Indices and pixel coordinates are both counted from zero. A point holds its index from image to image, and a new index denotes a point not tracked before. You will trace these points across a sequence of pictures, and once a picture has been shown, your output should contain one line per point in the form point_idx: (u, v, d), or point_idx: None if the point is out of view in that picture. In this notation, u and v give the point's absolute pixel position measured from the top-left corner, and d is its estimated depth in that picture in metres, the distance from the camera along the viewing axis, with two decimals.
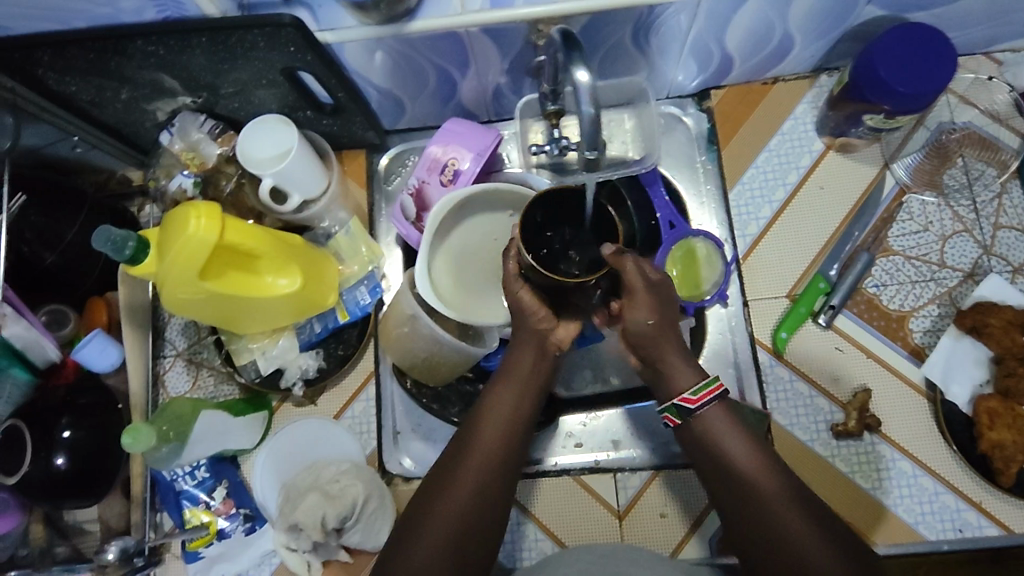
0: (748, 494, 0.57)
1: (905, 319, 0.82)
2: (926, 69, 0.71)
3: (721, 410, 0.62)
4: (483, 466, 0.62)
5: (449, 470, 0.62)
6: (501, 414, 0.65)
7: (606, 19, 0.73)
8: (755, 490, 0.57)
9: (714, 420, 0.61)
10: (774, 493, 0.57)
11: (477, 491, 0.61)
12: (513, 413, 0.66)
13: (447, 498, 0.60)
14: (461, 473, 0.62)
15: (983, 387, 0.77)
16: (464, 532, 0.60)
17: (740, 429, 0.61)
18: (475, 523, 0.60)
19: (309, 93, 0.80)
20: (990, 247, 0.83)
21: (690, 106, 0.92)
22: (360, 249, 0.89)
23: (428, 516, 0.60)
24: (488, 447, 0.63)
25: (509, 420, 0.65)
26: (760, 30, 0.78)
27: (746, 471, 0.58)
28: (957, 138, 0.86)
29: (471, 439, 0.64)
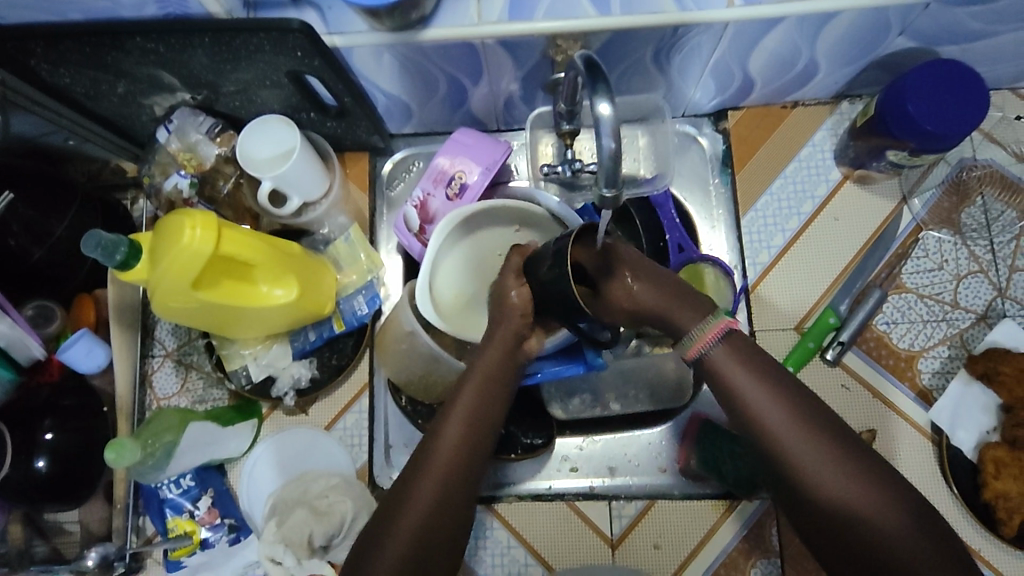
0: (767, 433, 0.52)
1: (914, 359, 0.80)
2: (955, 110, 0.68)
3: (728, 348, 0.54)
4: (438, 486, 0.59)
5: (405, 488, 0.59)
6: (459, 425, 0.61)
7: (628, 38, 0.70)
8: (770, 430, 0.52)
9: (721, 358, 0.54)
10: (783, 432, 0.51)
11: (433, 512, 0.58)
12: (474, 419, 0.62)
13: (403, 520, 0.58)
14: (416, 492, 0.59)
15: (989, 434, 0.76)
16: (424, 551, 0.58)
17: (750, 365, 0.54)
18: (433, 542, 0.58)
19: (314, 96, 0.77)
20: (1004, 289, 0.81)
21: (706, 126, 0.89)
22: (359, 257, 0.86)
23: (383, 539, 0.58)
24: (445, 462, 0.59)
25: (470, 430, 0.61)
26: (786, 55, 0.76)
27: (763, 406, 0.52)
28: (979, 175, 0.84)
29: (428, 454, 0.60)
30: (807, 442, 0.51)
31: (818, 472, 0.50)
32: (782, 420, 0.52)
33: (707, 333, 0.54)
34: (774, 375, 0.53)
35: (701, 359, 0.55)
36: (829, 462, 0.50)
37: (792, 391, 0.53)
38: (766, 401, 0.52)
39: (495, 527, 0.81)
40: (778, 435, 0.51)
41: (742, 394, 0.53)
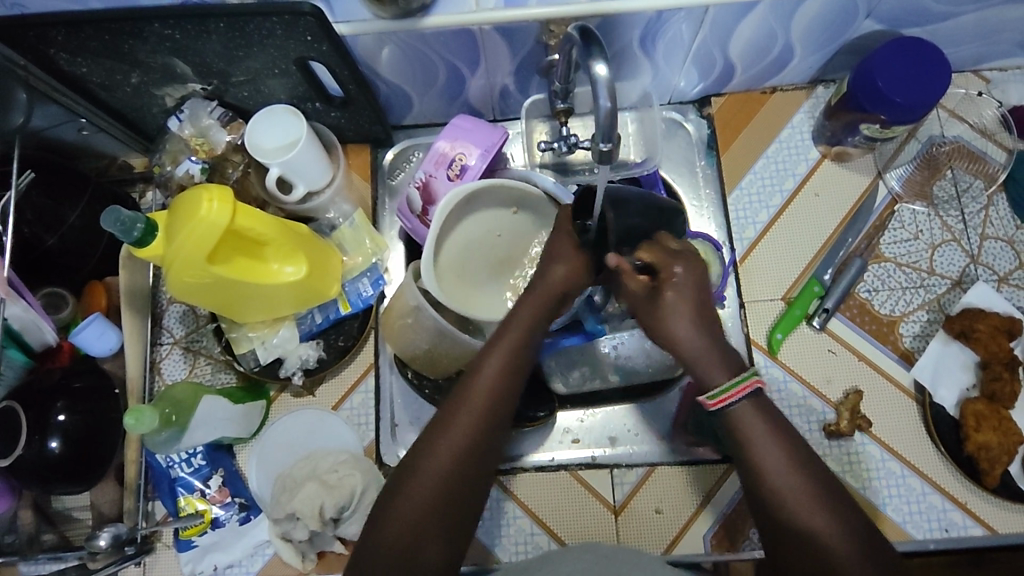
0: (779, 490, 0.55)
1: (896, 324, 0.84)
2: (920, 82, 0.74)
3: (753, 408, 0.58)
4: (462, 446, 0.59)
5: (433, 435, 0.60)
6: (494, 378, 0.62)
7: (616, 23, 0.75)
8: (780, 489, 0.55)
9: (744, 412, 0.58)
10: (795, 495, 0.55)
11: (452, 473, 0.58)
12: (498, 383, 0.62)
13: (431, 464, 0.58)
14: (445, 439, 0.59)
15: (969, 391, 0.80)
16: (452, 494, 0.58)
17: (770, 423, 0.58)
18: (463, 486, 0.59)
19: (320, 84, 0.81)
20: (977, 256, 0.86)
21: (691, 113, 0.94)
22: (364, 242, 0.89)
23: (410, 481, 0.58)
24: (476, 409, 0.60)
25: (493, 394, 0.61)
26: (763, 40, 0.81)
27: (779, 470, 0.56)
28: (947, 150, 0.89)
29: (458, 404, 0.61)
30: (814, 508, 0.54)
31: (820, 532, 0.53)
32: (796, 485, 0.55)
33: (733, 392, 0.58)
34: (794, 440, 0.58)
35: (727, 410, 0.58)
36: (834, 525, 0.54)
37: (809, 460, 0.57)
38: (782, 456, 0.56)
39: (501, 499, 0.84)
40: (788, 493, 0.55)
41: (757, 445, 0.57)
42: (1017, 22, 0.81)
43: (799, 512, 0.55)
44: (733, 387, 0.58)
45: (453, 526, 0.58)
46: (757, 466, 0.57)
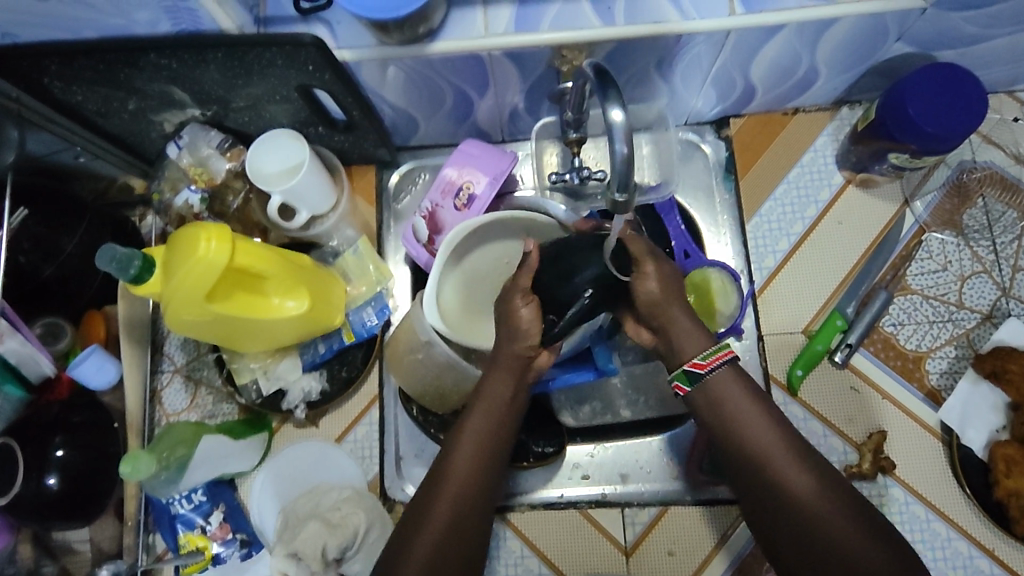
0: (758, 453, 0.57)
1: (922, 359, 0.81)
2: (955, 110, 0.70)
3: (730, 375, 0.60)
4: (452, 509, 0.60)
5: (420, 509, 0.60)
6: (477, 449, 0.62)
7: (631, 47, 0.71)
8: (759, 448, 0.57)
9: (722, 379, 0.60)
10: (769, 450, 0.57)
11: (447, 536, 0.59)
12: (484, 446, 0.62)
13: (426, 529, 0.59)
14: (430, 517, 0.59)
15: (999, 433, 0.76)
16: (444, 568, 0.58)
17: (743, 389, 0.60)
18: (456, 545, 0.59)
19: (323, 110, 0.78)
20: (1009, 288, 0.82)
21: (708, 134, 0.91)
22: (367, 269, 0.86)
23: (410, 544, 0.58)
24: (457, 483, 0.60)
25: (479, 457, 0.62)
26: (786, 62, 0.77)
27: (755, 427, 0.58)
28: (979, 177, 0.85)
29: (442, 478, 0.61)
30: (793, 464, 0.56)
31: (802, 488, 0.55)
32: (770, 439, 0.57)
33: (711, 359, 0.59)
34: (770, 408, 0.59)
35: (706, 376, 0.59)
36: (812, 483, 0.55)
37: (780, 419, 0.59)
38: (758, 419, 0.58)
39: (509, 537, 0.81)
40: (765, 451, 0.57)
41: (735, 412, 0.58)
42: None
43: (781, 474, 0.56)
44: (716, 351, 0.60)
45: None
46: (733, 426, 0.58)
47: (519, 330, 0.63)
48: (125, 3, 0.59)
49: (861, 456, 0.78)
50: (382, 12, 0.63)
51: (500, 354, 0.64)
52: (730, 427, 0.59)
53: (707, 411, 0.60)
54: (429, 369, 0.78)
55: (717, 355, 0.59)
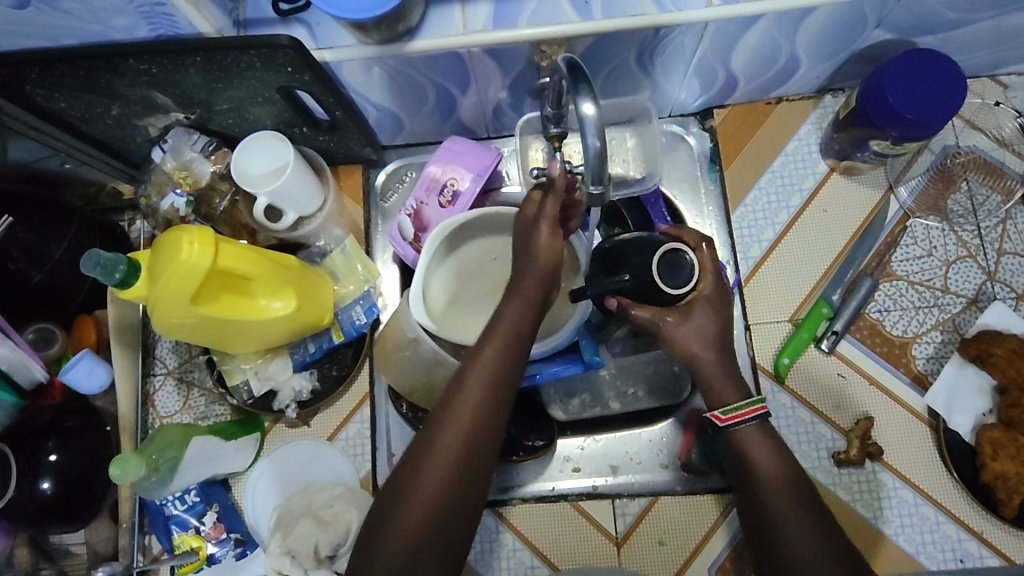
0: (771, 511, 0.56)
1: (908, 345, 0.81)
2: (934, 96, 0.70)
3: (758, 431, 0.58)
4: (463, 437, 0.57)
5: (430, 435, 0.57)
6: (483, 394, 0.58)
7: (609, 41, 0.71)
8: (774, 507, 0.55)
9: (749, 434, 0.58)
10: (783, 510, 0.55)
11: (457, 467, 0.56)
12: (500, 373, 0.59)
13: (437, 457, 0.56)
14: (438, 447, 0.57)
15: (986, 417, 0.77)
16: (441, 525, 0.56)
17: (771, 447, 0.58)
18: (466, 478, 0.57)
19: (306, 110, 0.78)
20: (994, 273, 0.82)
21: (692, 125, 0.91)
22: (355, 268, 0.87)
23: (420, 471, 0.56)
24: (469, 416, 0.57)
25: (494, 383, 0.58)
26: (767, 52, 0.77)
27: (775, 484, 0.56)
28: (962, 162, 0.86)
29: (452, 402, 0.58)
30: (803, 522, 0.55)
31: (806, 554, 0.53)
32: (786, 499, 0.55)
33: (742, 411, 0.58)
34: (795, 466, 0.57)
35: (733, 427, 0.58)
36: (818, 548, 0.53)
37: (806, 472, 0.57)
38: (784, 475, 0.57)
39: (501, 531, 0.82)
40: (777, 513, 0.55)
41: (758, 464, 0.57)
42: None
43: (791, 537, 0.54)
44: (744, 407, 0.58)
45: (460, 513, 0.57)
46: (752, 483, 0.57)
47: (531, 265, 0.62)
48: (101, 9, 0.59)
49: (849, 442, 0.78)
50: (359, 12, 0.63)
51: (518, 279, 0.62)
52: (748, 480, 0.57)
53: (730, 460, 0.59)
54: (419, 365, 0.78)
55: (742, 411, 0.58)
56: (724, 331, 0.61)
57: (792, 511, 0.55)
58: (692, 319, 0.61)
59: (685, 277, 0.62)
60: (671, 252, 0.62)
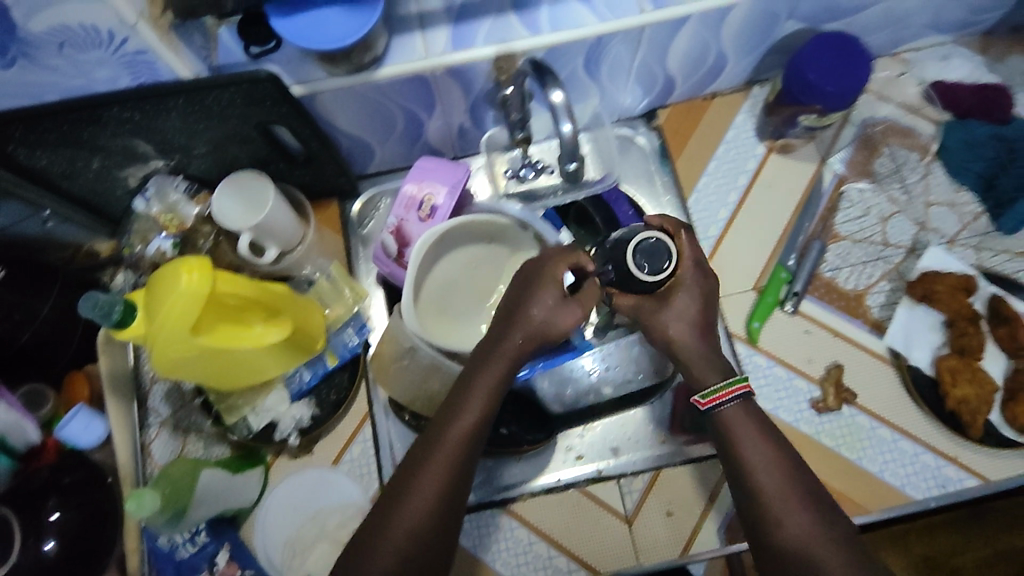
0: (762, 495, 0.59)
1: (862, 296, 0.88)
2: (847, 69, 0.79)
3: (742, 410, 0.63)
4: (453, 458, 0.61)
5: (421, 457, 0.62)
6: (462, 430, 0.62)
7: (558, 53, 0.79)
8: (762, 490, 0.59)
9: (732, 415, 0.63)
10: (773, 491, 0.58)
11: (447, 486, 0.60)
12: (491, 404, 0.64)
13: (427, 475, 0.60)
14: (428, 467, 0.61)
15: (941, 349, 0.84)
16: (418, 562, 0.57)
17: (757, 427, 0.62)
18: (452, 498, 0.60)
19: (282, 146, 0.83)
20: (925, 222, 0.91)
21: (641, 126, 0.99)
22: (343, 293, 0.90)
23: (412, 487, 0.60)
24: (460, 437, 0.62)
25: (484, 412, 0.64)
26: (697, 51, 0.86)
27: (761, 466, 0.60)
28: (882, 129, 0.96)
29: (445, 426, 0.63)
30: (791, 500, 0.57)
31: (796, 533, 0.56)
32: (774, 478, 0.59)
33: (721, 394, 0.63)
34: (778, 440, 0.62)
35: (717, 410, 0.63)
36: (806, 525, 0.56)
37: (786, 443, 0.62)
38: (763, 455, 0.60)
39: (515, 527, 0.84)
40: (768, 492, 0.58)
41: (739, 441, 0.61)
42: (920, 7, 0.88)
43: (781, 518, 0.57)
44: (722, 389, 0.63)
45: (445, 533, 0.59)
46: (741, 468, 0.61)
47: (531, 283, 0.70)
48: (85, 63, 0.63)
49: (827, 391, 0.84)
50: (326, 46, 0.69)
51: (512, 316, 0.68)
52: (737, 465, 0.61)
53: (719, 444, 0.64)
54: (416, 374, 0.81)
55: (722, 393, 0.63)
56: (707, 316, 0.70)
57: (782, 491, 0.58)
58: (674, 303, 0.70)
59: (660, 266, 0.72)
60: (650, 242, 0.73)
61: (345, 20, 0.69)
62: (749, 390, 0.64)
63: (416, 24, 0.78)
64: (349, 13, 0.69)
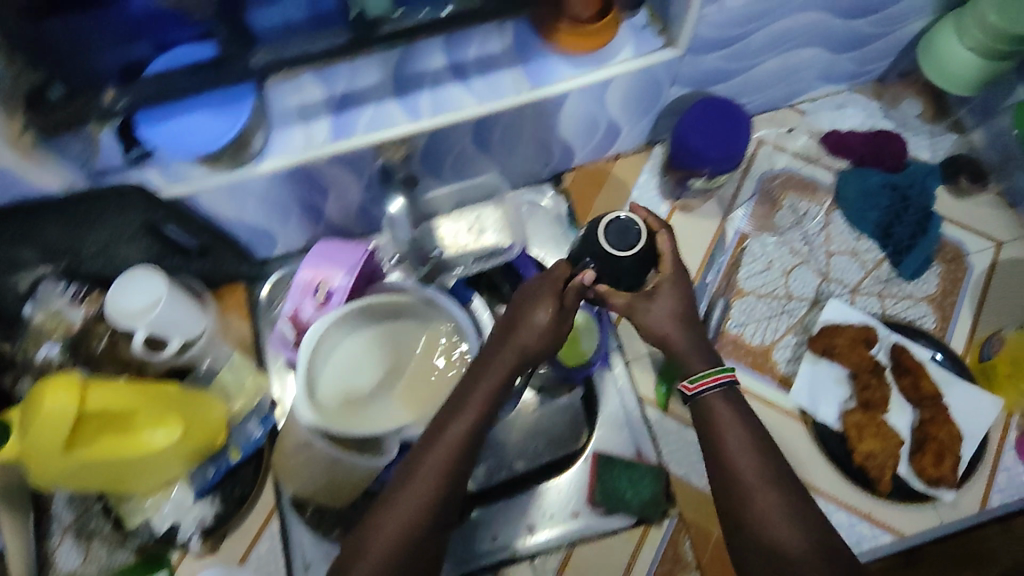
0: (738, 483, 0.62)
1: (769, 351, 0.88)
2: (728, 135, 0.80)
3: (723, 399, 0.67)
4: (435, 483, 0.62)
5: (404, 478, 0.62)
6: (444, 453, 0.62)
7: (443, 135, 0.79)
8: (741, 473, 0.62)
9: (716, 400, 0.67)
10: (749, 475, 0.62)
11: (428, 508, 0.61)
12: (478, 423, 0.64)
13: (405, 499, 0.61)
14: (404, 494, 0.61)
15: (847, 403, 0.84)
16: None
17: (737, 413, 0.66)
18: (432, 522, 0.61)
19: (174, 242, 0.82)
20: (828, 273, 0.92)
21: (548, 190, 1.00)
22: (246, 382, 0.89)
23: (388, 513, 0.61)
24: (445, 457, 0.62)
25: (471, 429, 0.64)
26: (588, 119, 0.87)
27: (741, 453, 0.63)
28: (781, 182, 0.97)
29: (428, 447, 0.64)
30: (767, 487, 0.61)
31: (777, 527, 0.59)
32: (754, 466, 0.62)
33: (707, 379, 0.67)
34: (755, 429, 0.65)
35: (700, 396, 0.67)
36: (783, 508, 0.60)
37: (763, 433, 0.65)
38: (745, 443, 0.64)
39: None
40: (745, 478, 0.62)
41: (728, 441, 0.64)
42: (808, 62, 0.90)
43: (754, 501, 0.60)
44: (710, 374, 0.67)
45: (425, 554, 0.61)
46: (721, 454, 0.64)
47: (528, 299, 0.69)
48: None
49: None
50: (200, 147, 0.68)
51: (504, 338, 0.67)
52: (715, 450, 0.64)
53: (701, 429, 0.67)
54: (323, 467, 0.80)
55: (713, 376, 0.67)
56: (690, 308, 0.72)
57: (758, 480, 0.61)
58: (659, 299, 0.70)
59: (635, 239, 0.70)
60: (619, 222, 0.71)
61: (214, 118, 0.68)
62: (732, 378, 0.67)
63: (297, 115, 0.76)
64: (217, 109, 0.69)
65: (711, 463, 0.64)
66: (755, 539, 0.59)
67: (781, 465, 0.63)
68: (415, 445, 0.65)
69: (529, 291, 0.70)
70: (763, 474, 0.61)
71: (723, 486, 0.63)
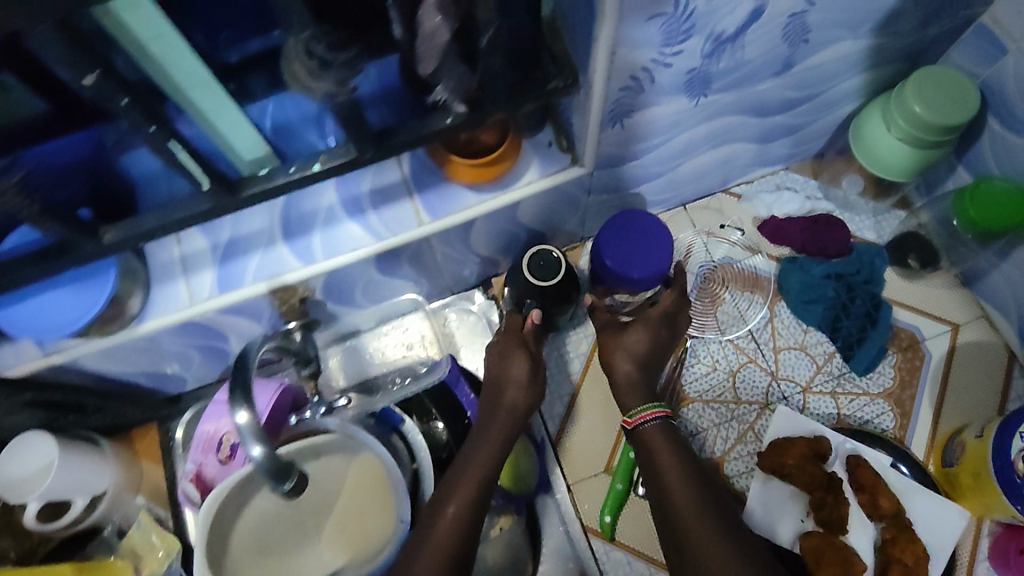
0: (665, 489, 0.97)
1: (724, 461, 1.24)
2: (649, 257, 1.03)
3: (658, 426, 1.03)
4: (448, 542, 0.90)
5: (423, 534, 0.91)
6: (444, 529, 0.91)
7: (338, 274, 0.97)
8: (670, 479, 0.97)
9: (652, 428, 1.03)
10: (676, 480, 0.97)
11: (449, 553, 0.89)
12: (485, 472, 0.98)
13: (424, 557, 0.88)
14: (424, 552, 0.89)
15: (805, 522, 1.14)
16: None
17: (668, 439, 1.02)
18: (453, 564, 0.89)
19: (53, 404, 0.99)
20: (775, 371, 1.29)
21: (474, 298, 1.32)
22: (151, 539, 1.09)
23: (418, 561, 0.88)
24: (455, 513, 0.93)
25: (483, 475, 0.98)
26: (458, 235, 1.01)
27: (673, 466, 0.99)
28: (722, 275, 1.35)
29: (443, 508, 0.94)
30: (688, 495, 0.95)
31: (682, 501, 0.94)
32: (676, 469, 0.98)
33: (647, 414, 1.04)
34: (683, 450, 1.01)
35: (643, 424, 1.04)
36: (699, 508, 0.93)
37: (684, 446, 1.02)
38: (670, 457, 1.00)
39: None
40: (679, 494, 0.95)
41: (659, 455, 1.00)
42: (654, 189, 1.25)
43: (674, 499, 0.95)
44: (648, 411, 1.04)
45: None
46: (659, 467, 0.99)
47: (511, 371, 1.08)
48: None
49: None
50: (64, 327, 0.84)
51: (497, 407, 1.06)
52: (656, 463, 1.00)
53: (642, 448, 1.03)
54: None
55: (648, 412, 1.04)
56: (657, 337, 1.12)
57: (681, 483, 0.96)
58: (631, 333, 1.13)
59: (551, 268, 1.15)
60: (540, 254, 1.16)
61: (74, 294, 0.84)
62: (662, 413, 1.04)
63: (176, 268, 0.92)
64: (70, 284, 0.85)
65: (651, 472, 1.00)
66: (678, 528, 0.92)
67: (703, 474, 0.99)
68: (421, 522, 0.94)
69: (507, 345, 1.11)
70: (684, 472, 0.97)
71: (660, 494, 0.97)
